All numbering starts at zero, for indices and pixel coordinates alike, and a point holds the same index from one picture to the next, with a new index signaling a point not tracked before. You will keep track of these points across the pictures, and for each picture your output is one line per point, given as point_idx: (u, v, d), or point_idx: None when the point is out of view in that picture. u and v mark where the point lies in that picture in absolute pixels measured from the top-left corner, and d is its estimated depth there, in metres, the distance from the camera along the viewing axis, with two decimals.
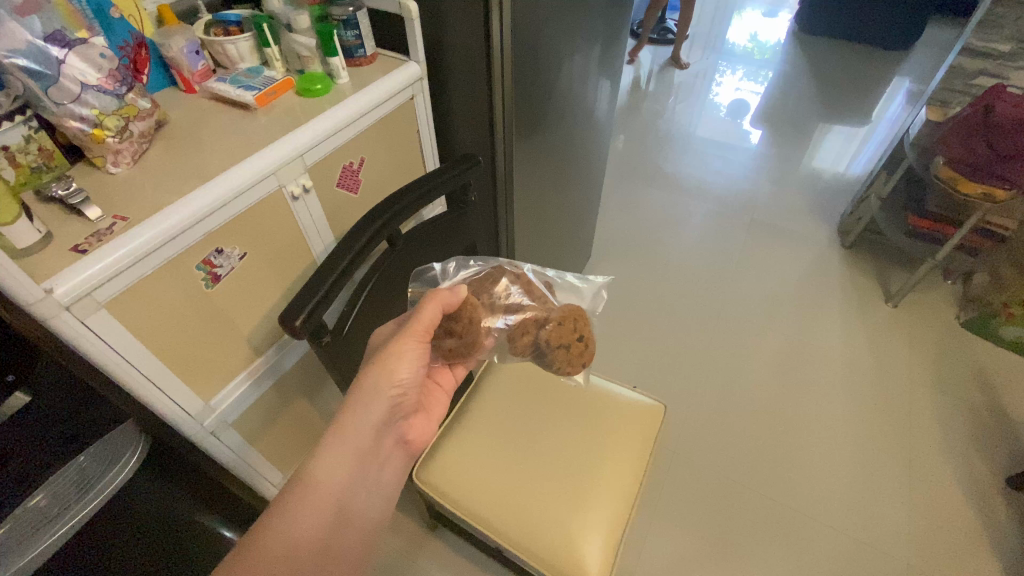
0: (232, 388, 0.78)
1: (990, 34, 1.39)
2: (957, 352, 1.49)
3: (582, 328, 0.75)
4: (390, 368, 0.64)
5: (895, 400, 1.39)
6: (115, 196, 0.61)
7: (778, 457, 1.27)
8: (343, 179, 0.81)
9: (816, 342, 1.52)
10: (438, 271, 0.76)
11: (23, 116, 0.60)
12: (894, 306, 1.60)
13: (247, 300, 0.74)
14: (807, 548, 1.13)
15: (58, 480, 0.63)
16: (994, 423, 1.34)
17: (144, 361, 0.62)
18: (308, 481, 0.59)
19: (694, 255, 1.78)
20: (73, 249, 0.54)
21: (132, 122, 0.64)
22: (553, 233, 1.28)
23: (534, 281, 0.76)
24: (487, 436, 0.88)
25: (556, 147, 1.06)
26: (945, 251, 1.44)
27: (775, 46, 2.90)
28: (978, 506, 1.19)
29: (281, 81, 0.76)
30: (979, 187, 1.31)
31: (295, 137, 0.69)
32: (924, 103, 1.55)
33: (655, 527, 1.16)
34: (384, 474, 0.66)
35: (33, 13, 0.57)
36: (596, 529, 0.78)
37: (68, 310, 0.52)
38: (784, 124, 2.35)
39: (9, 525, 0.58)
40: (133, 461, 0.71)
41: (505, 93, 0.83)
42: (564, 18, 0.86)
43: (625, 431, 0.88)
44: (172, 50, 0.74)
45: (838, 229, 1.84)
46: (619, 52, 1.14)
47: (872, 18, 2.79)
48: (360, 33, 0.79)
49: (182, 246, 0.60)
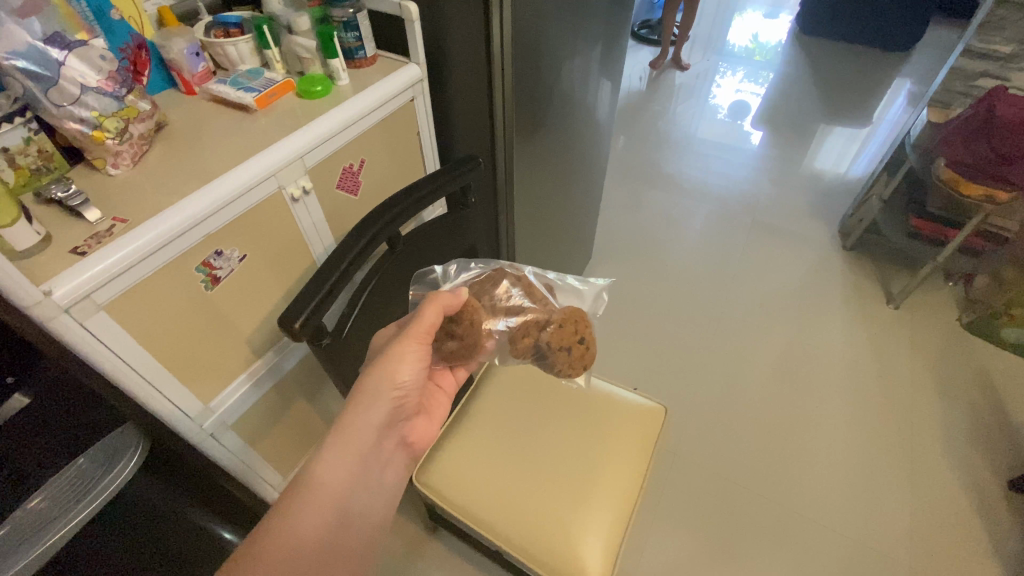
0: (232, 390, 0.77)
1: (991, 36, 1.39)
2: (959, 354, 1.48)
3: (583, 330, 0.74)
4: (391, 370, 0.64)
5: (896, 401, 1.38)
6: (115, 198, 0.61)
7: (779, 459, 1.27)
8: (343, 181, 0.80)
9: (817, 343, 1.52)
10: (439, 274, 0.76)
11: (22, 118, 0.60)
12: (895, 307, 1.60)
13: (247, 302, 0.74)
14: (808, 550, 1.13)
15: (56, 483, 0.62)
16: (995, 424, 1.33)
17: (143, 363, 0.62)
18: (308, 483, 0.59)
19: (694, 256, 1.78)
20: (73, 251, 0.54)
21: (132, 123, 0.64)
22: (554, 234, 1.28)
23: (535, 283, 0.76)
24: (488, 439, 0.88)
25: (557, 148, 1.05)
26: (946, 252, 1.44)
27: (775, 48, 2.91)
28: (980, 507, 1.19)
29: (281, 82, 0.76)
30: (980, 188, 1.30)
31: (296, 139, 0.69)
32: (925, 104, 1.54)
33: (656, 528, 1.16)
34: (385, 476, 0.66)
35: (33, 14, 0.58)
36: (596, 531, 0.78)
37: (67, 312, 0.52)
38: (785, 126, 2.34)
39: (8, 526, 0.57)
40: (132, 463, 0.70)
41: (505, 95, 0.83)
42: (564, 20, 0.86)
43: (626, 432, 0.88)
44: (173, 51, 0.74)
45: (839, 231, 1.84)
46: (619, 55, 1.14)
47: (874, 19, 2.79)
48: (360, 34, 0.79)
49: (182, 247, 0.60)
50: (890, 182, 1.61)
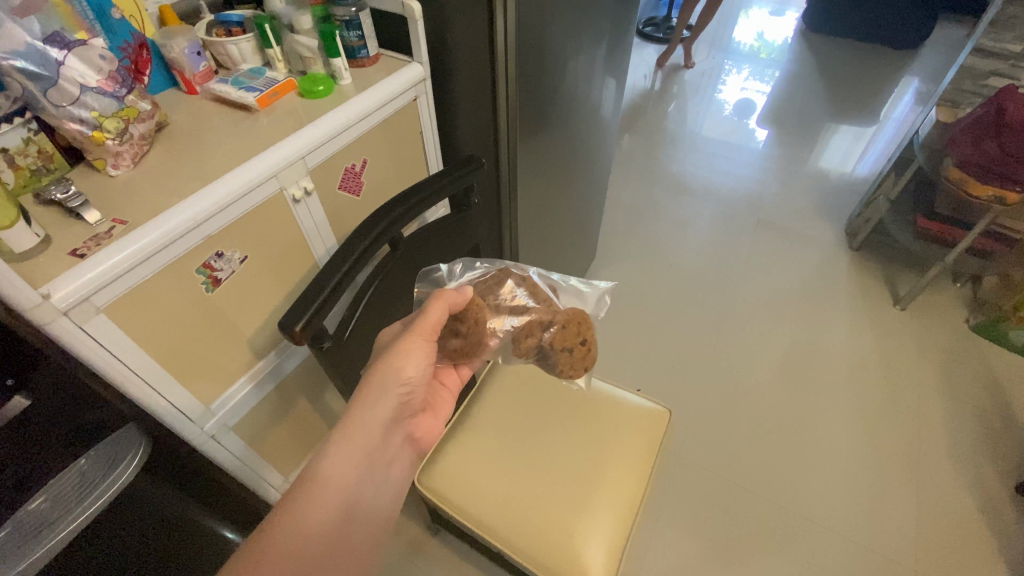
0: (232, 392, 0.77)
1: (1001, 35, 1.37)
2: (968, 356, 1.47)
3: (586, 331, 0.73)
4: (398, 366, 0.64)
5: (903, 403, 1.37)
6: (115, 199, 0.61)
7: (784, 462, 1.26)
8: (345, 181, 0.80)
9: (822, 345, 1.51)
10: (444, 272, 0.75)
11: (21, 119, 0.60)
12: (902, 308, 1.58)
13: (249, 304, 0.73)
14: (810, 551, 1.12)
15: (58, 483, 0.63)
16: (1003, 427, 1.32)
17: (143, 366, 0.62)
18: (314, 479, 0.58)
19: (699, 256, 1.76)
20: (72, 254, 0.54)
21: (132, 124, 0.63)
22: (557, 235, 1.26)
23: (539, 283, 0.75)
24: (491, 439, 0.87)
25: (561, 145, 1.04)
26: (956, 252, 1.42)
27: (782, 46, 2.88)
28: (988, 512, 1.18)
29: (283, 81, 0.76)
30: (990, 191, 1.29)
31: (299, 138, 0.68)
32: (933, 103, 1.51)
33: (659, 530, 1.15)
34: (391, 472, 0.65)
35: (32, 14, 0.57)
36: (598, 537, 0.77)
37: (65, 315, 0.51)
38: (791, 125, 2.32)
39: (10, 527, 0.59)
40: (133, 463, 0.68)
41: (509, 93, 0.82)
42: (570, 16, 0.85)
43: (630, 436, 0.87)
44: (173, 50, 0.73)
45: (847, 230, 1.82)
46: (625, 53, 1.12)
47: (883, 16, 2.75)
48: (363, 33, 0.78)
49: (182, 249, 0.60)
50: (898, 182, 1.59)
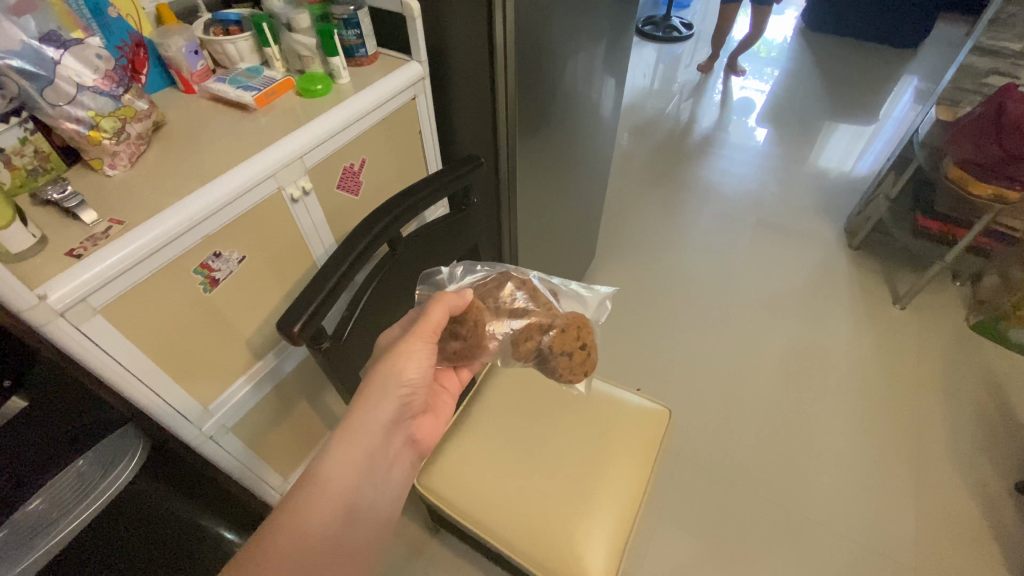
0: (231, 392, 0.77)
1: (1000, 33, 1.37)
2: (968, 357, 1.46)
3: (586, 336, 0.73)
4: (399, 368, 0.63)
5: (903, 402, 1.37)
6: (112, 199, 0.60)
7: (784, 462, 1.26)
8: (344, 181, 0.79)
9: (822, 344, 1.51)
10: (444, 275, 0.75)
11: (19, 118, 0.59)
12: (902, 308, 1.58)
13: (247, 305, 0.73)
14: (810, 551, 1.12)
15: (56, 484, 0.63)
16: (1003, 427, 1.32)
17: (140, 366, 0.61)
18: (315, 480, 0.58)
19: (699, 255, 1.76)
20: (67, 254, 0.53)
21: (129, 124, 0.63)
22: (557, 235, 1.26)
23: (539, 287, 0.75)
24: (491, 440, 0.87)
25: (561, 145, 1.04)
26: (955, 251, 1.42)
27: (782, 45, 2.88)
28: (988, 512, 1.17)
29: (281, 81, 0.75)
30: (989, 189, 1.29)
31: (298, 139, 0.68)
32: (933, 102, 1.51)
33: (659, 530, 1.15)
34: (392, 474, 0.65)
35: (28, 13, 0.57)
36: (598, 538, 0.77)
37: (62, 316, 0.51)
38: (791, 123, 2.32)
39: (9, 528, 0.59)
40: (132, 464, 0.70)
41: (508, 94, 0.82)
42: (569, 17, 0.85)
43: (631, 438, 0.87)
44: (171, 49, 0.73)
45: (846, 229, 1.82)
46: (624, 53, 1.12)
47: (884, 15, 2.75)
48: (361, 32, 0.78)
49: (180, 249, 0.59)
50: (897, 181, 1.59)
